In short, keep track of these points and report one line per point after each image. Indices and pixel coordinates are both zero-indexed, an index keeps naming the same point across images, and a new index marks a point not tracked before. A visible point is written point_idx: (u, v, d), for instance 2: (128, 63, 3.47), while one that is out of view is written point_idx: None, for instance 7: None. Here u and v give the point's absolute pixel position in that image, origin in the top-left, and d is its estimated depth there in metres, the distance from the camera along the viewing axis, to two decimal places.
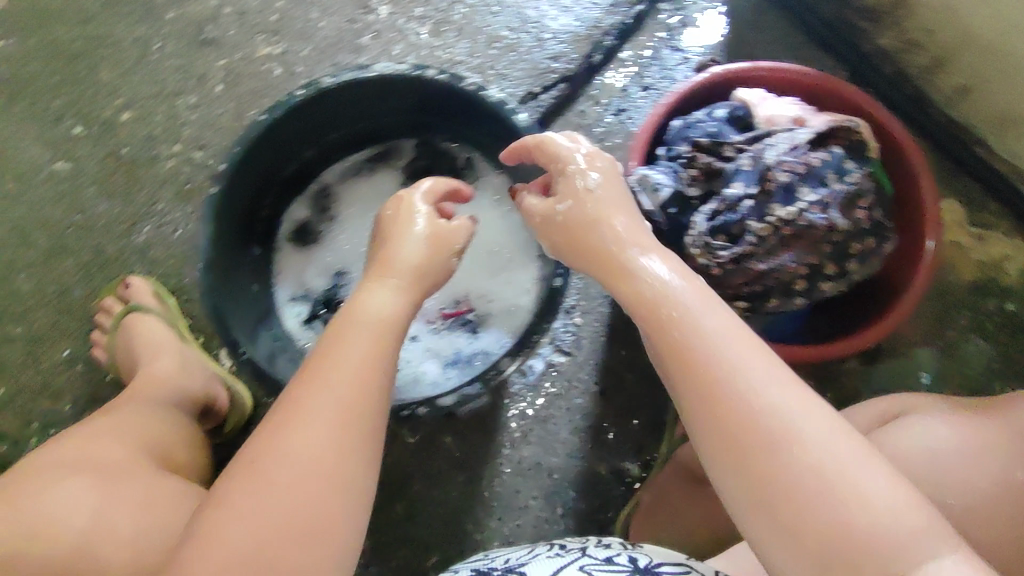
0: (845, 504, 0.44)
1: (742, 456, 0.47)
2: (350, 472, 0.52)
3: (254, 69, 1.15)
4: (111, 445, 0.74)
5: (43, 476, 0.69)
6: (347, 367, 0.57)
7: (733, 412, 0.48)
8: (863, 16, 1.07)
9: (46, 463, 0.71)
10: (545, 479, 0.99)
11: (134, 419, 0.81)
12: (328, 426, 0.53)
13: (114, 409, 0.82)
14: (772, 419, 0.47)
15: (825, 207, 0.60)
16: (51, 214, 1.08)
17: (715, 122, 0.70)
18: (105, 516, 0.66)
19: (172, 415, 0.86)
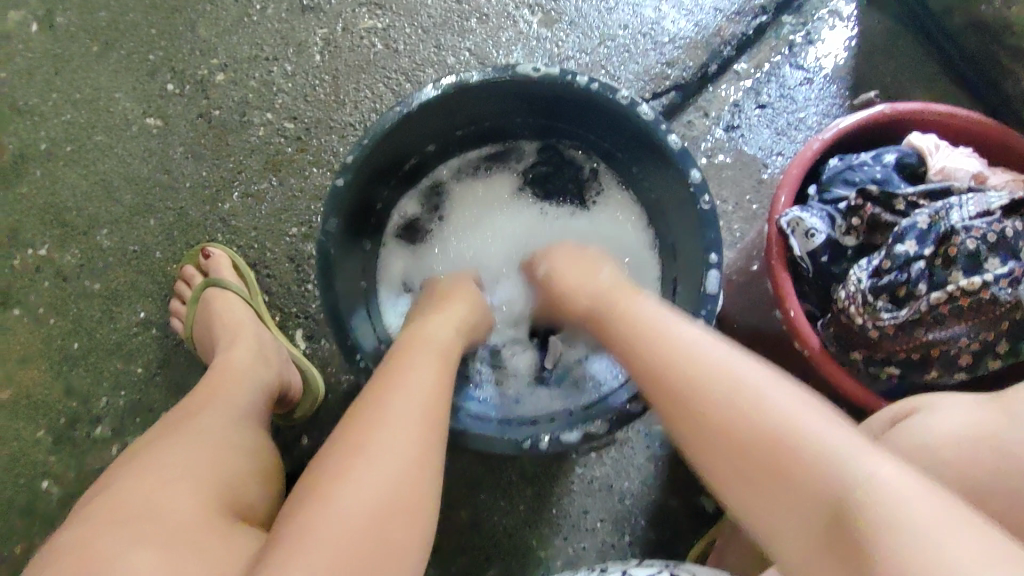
0: (856, 497, 0.40)
1: (755, 483, 0.46)
2: (398, 479, 0.51)
3: (355, 41, 1.10)
4: (176, 489, 0.58)
5: (95, 534, 0.53)
6: (393, 386, 0.57)
7: (730, 440, 0.48)
8: (1012, 54, 0.98)
9: (98, 513, 0.56)
10: (616, 504, 0.95)
11: (201, 445, 0.65)
12: (367, 439, 0.52)
13: (187, 406, 0.73)
14: (762, 431, 0.46)
15: (1015, 281, 0.55)
16: (138, 170, 1.06)
17: (881, 167, 0.64)
18: None
19: (245, 434, 0.71)
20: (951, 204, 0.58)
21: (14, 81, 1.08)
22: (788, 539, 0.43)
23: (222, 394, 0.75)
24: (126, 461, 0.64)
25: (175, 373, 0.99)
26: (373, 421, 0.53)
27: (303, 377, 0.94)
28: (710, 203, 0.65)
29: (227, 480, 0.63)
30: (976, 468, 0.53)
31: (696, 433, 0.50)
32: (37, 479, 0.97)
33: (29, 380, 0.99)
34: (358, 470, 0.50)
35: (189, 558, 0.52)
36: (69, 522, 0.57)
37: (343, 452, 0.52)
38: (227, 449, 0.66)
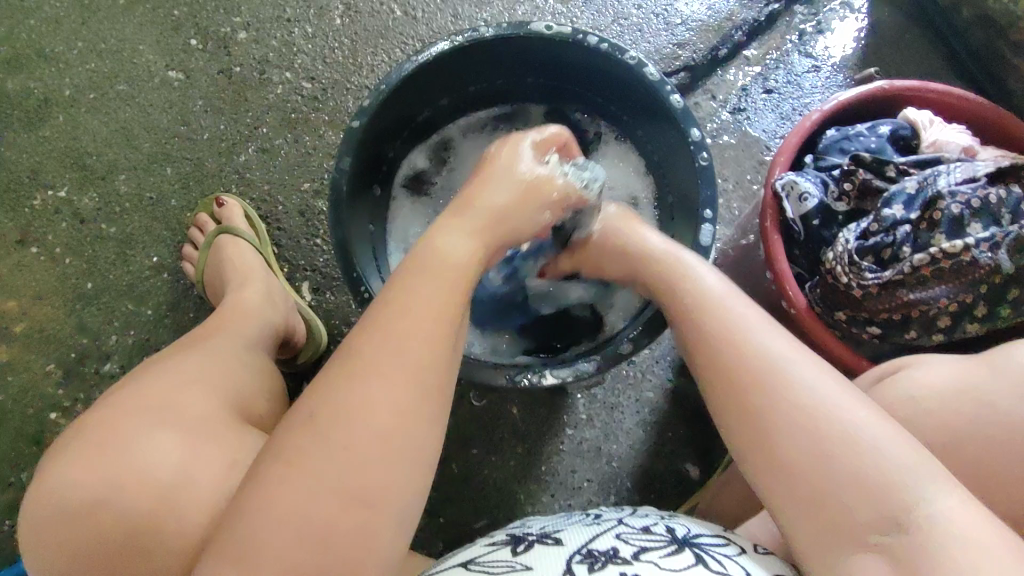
0: (913, 520, 0.46)
1: (801, 482, 0.50)
2: (388, 424, 0.47)
3: (376, 7, 1.12)
4: (192, 390, 0.63)
5: (120, 419, 0.58)
6: (394, 320, 0.51)
7: (791, 441, 0.51)
8: (1016, 50, 1.01)
9: (121, 401, 0.61)
10: (603, 465, 0.98)
11: (215, 360, 0.68)
12: (366, 377, 0.48)
13: (200, 331, 0.76)
14: (831, 438, 0.49)
15: (995, 245, 0.58)
16: (157, 120, 1.09)
17: (876, 138, 0.67)
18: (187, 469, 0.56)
19: (256, 357, 0.75)
20: (939, 172, 0.61)
21: (41, 27, 1.11)
22: (819, 534, 0.49)
23: (233, 323, 0.78)
24: (145, 364, 0.68)
25: (184, 316, 1.02)
26: (375, 355, 0.49)
27: (308, 325, 0.97)
28: (707, 158, 0.68)
29: (239, 391, 0.67)
30: (954, 418, 0.57)
31: (756, 425, 0.53)
32: (45, 410, 1.00)
33: (43, 316, 1.03)
34: (349, 410, 0.47)
35: (209, 445, 0.58)
36: (94, 407, 0.62)
37: (341, 386, 0.48)
38: (240, 366, 0.70)
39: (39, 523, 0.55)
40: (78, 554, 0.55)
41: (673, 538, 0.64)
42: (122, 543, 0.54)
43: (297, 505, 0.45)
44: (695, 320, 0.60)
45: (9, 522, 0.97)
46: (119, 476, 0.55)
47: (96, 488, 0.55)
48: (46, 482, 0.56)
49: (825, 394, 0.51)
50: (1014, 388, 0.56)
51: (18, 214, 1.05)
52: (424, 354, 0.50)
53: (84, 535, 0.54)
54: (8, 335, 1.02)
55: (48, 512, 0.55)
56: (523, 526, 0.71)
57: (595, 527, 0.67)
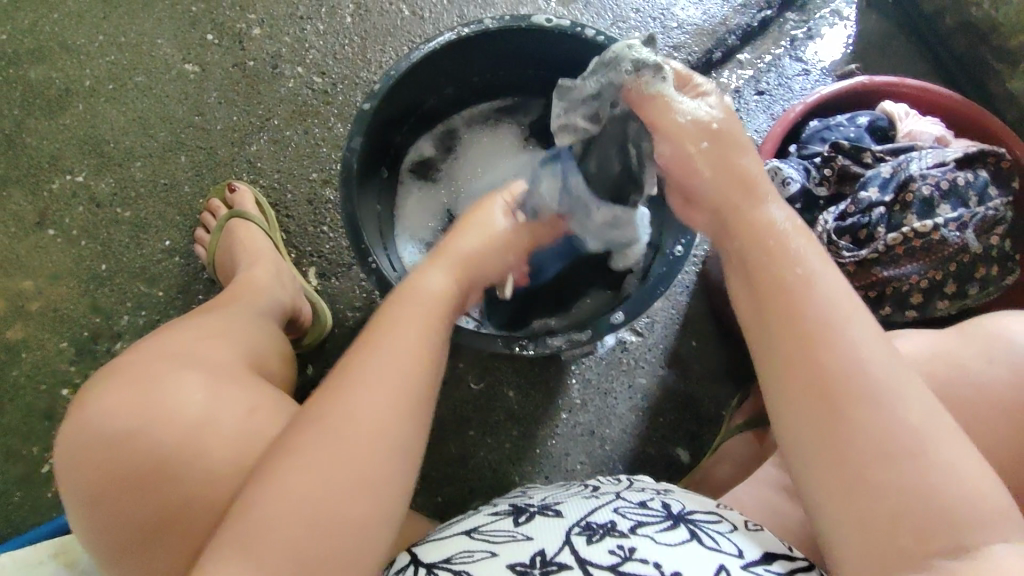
0: (975, 554, 0.44)
1: (869, 495, 0.46)
2: (372, 435, 0.51)
3: (385, 7, 1.17)
4: (217, 347, 0.71)
5: (153, 363, 0.66)
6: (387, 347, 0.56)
7: (870, 451, 0.46)
8: (997, 56, 1.06)
9: (155, 349, 0.68)
10: (597, 448, 1.01)
11: (234, 327, 0.77)
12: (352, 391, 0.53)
13: (219, 304, 0.83)
14: (909, 456, 0.45)
15: (962, 224, 0.63)
16: (172, 111, 1.13)
17: (855, 128, 0.71)
18: (210, 409, 0.63)
19: (270, 328, 0.83)
20: (912, 157, 0.66)
21: (64, 21, 1.16)
22: (875, 545, 0.45)
23: (251, 295, 0.86)
24: (170, 324, 0.76)
25: (194, 298, 1.06)
26: (356, 374, 0.54)
27: (314, 307, 1.01)
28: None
29: (254, 353, 0.76)
30: (933, 377, 0.63)
31: (832, 426, 0.47)
32: (57, 387, 1.03)
33: (58, 295, 1.06)
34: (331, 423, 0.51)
35: (233, 390, 0.66)
36: (125, 355, 0.69)
37: (326, 402, 0.53)
38: (256, 333, 0.79)
39: (78, 452, 0.62)
40: (110, 481, 0.61)
41: (667, 513, 0.63)
42: (152, 471, 0.61)
43: (283, 506, 0.48)
44: (781, 291, 0.53)
45: (18, 494, 1.00)
46: (154, 412, 0.62)
47: (132, 421, 0.62)
48: (88, 415, 0.63)
49: (911, 412, 0.47)
50: (986, 353, 0.63)
51: (36, 198, 1.10)
52: (406, 374, 0.55)
53: (118, 463, 0.61)
54: (24, 314, 1.06)
55: (88, 440, 0.62)
56: (523, 498, 0.70)
57: (594, 499, 0.66)
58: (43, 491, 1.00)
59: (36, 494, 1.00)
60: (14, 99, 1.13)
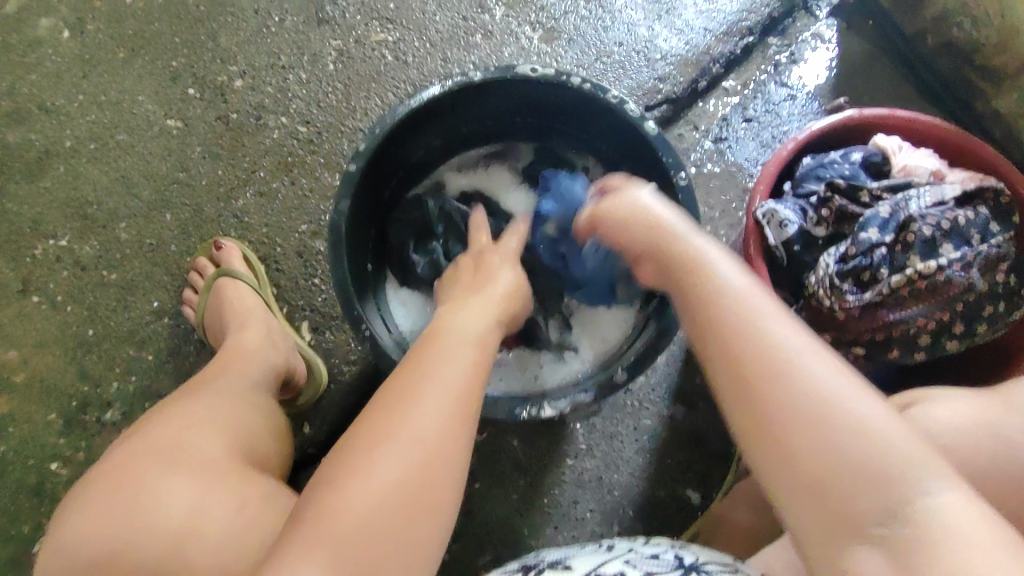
0: (917, 516, 0.43)
1: (797, 463, 0.46)
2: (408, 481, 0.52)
3: (367, 52, 1.16)
4: (203, 433, 0.68)
5: (138, 461, 0.64)
6: (424, 372, 0.58)
7: (781, 415, 0.47)
8: (982, 75, 1.06)
9: (137, 448, 0.66)
10: (605, 494, 0.98)
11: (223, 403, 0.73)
12: (385, 442, 0.53)
13: (203, 377, 0.79)
14: (819, 426, 0.46)
15: (967, 264, 0.62)
16: (155, 168, 1.11)
17: (849, 165, 0.71)
18: (194, 511, 0.60)
19: (261, 397, 0.79)
20: (910, 196, 0.65)
21: (43, 82, 1.15)
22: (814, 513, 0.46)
23: (241, 361, 0.83)
24: (160, 409, 0.73)
25: (184, 361, 1.03)
26: (396, 430, 0.54)
27: (309, 365, 0.98)
28: (686, 178, 0.70)
29: (246, 434, 0.72)
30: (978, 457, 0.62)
31: (748, 389, 0.49)
32: (46, 460, 1.00)
33: (45, 365, 1.03)
34: (387, 450, 0.53)
35: (217, 486, 0.62)
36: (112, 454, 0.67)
37: (373, 443, 0.54)
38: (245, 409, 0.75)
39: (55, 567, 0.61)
40: None
41: (680, 564, 0.60)
42: None
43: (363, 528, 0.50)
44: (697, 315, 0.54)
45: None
46: (129, 522, 0.59)
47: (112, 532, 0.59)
48: (67, 527, 0.61)
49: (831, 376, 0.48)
50: None
51: (19, 264, 1.07)
52: (440, 419, 0.55)
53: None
54: (9, 386, 1.03)
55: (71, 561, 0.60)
56: (534, 556, 0.68)
57: (600, 552, 0.65)
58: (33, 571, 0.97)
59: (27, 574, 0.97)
60: None
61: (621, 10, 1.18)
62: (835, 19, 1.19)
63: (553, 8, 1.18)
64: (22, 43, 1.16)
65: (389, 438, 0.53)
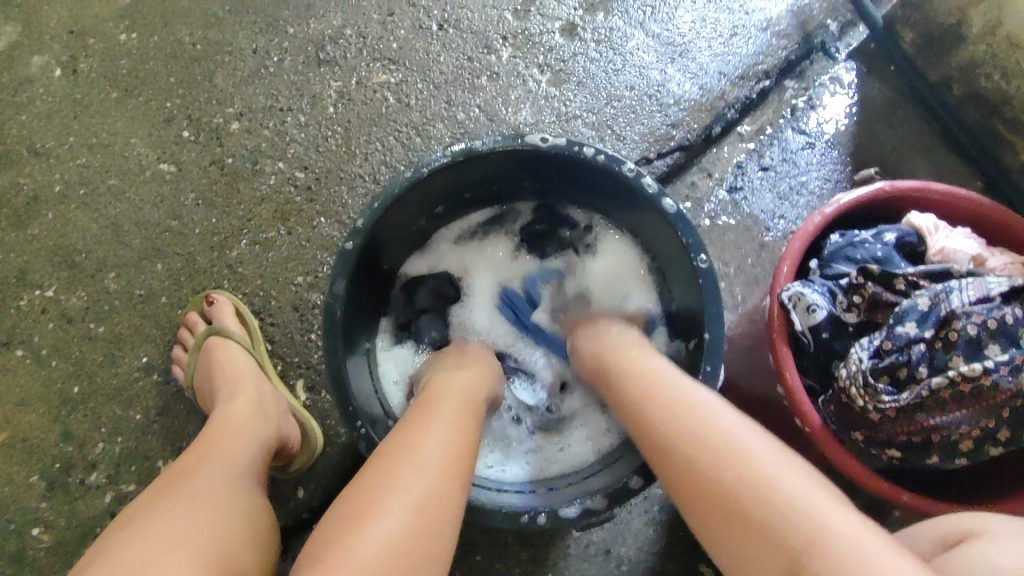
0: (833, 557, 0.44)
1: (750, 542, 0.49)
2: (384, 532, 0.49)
3: (368, 95, 1.12)
4: (178, 561, 0.54)
5: None
6: (410, 429, 0.59)
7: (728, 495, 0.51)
8: (1011, 127, 1.02)
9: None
10: (613, 569, 0.93)
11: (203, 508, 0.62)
12: (367, 502, 0.51)
13: (181, 463, 0.71)
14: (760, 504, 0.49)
15: (1016, 368, 0.55)
16: (147, 214, 1.07)
17: (882, 245, 0.66)
18: None
19: (246, 487, 0.70)
20: (952, 287, 0.59)
21: (33, 123, 1.11)
22: None
23: (227, 447, 0.74)
24: (131, 517, 0.61)
25: (173, 420, 0.99)
26: (374, 479, 0.54)
27: (303, 429, 0.93)
28: (706, 261, 0.66)
29: (225, 549, 0.58)
30: None
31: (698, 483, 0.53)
32: (27, 525, 0.95)
33: (27, 423, 0.99)
34: (359, 503, 0.52)
35: None
36: None
37: (349, 501, 0.53)
38: (224, 515, 0.62)
39: None
40: None
41: None
42: None
43: None
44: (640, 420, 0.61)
45: None
46: None
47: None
48: None
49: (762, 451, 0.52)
50: None
51: (4, 315, 1.03)
52: (432, 472, 0.54)
53: None
54: None
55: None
56: None
57: None
58: None
59: None
60: None
61: (633, 52, 1.14)
62: (855, 63, 1.14)
63: (561, 49, 1.14)
64: (12, 83, 1.12)
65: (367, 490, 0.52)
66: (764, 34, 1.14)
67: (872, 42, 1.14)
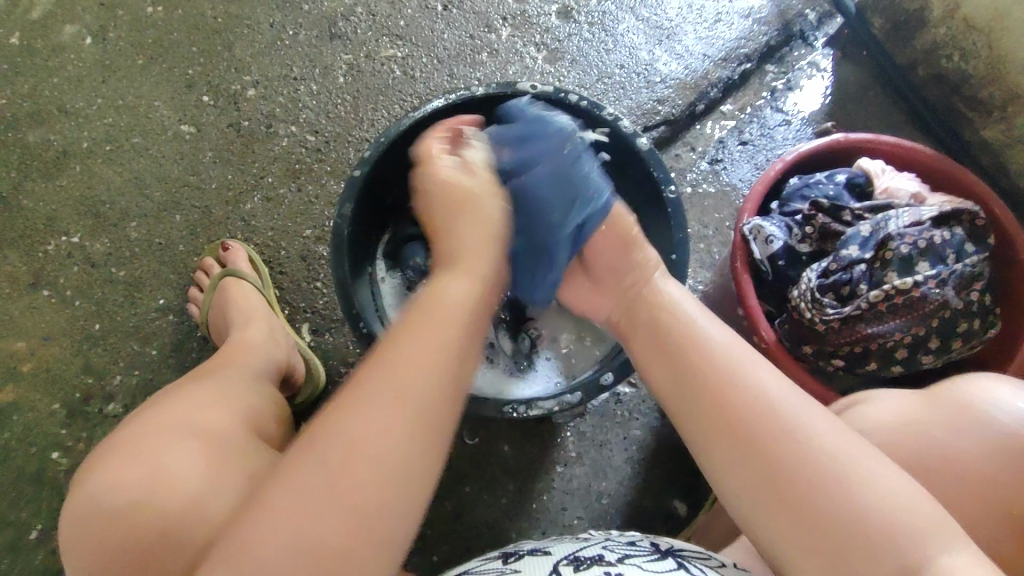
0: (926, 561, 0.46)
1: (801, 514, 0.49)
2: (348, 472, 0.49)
3: (376, 67, 1.21)
4: (219, 414, 0.70)
5: (151, 432, 0.65)
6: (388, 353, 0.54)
7: (787, 466, 0.50)
8: (972, 106, 1.10)
9: (151, 421, 0.66)
10: (593, 502, 1.00)
11: (224, 392, 0.75)
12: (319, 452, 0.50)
13: (208, 369, 0.80)
14: (834, 480, 0.49)
15: (941, 282, 0.66)
16: (167, 170, 1.15)
17: (834, 185, 0.74)
18: (210, 484, 0.61)
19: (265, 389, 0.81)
20: (889, 216, 0.69)
21: (64, 85, 1.19)
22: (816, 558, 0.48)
23: (247, 357, 0.84)
24: (170, 390, 0.75)
25: (186, 357, 1.06)
26: (337, 415, 0.51)
27: (308, 366, 1.01)
28: (674, 192, 0.77)
29: (254, 420, 0.74)
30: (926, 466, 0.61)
31: (753, 453, 0.52)
32: (47, 449, 1.02)
33: (51, 356, 1.06)
34: (313, 450, 0.50)
35: (230, 461, 0.64)
36: (121, 429, 0.67)
37: (304, 445, 0.51)
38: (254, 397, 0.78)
39: (77, 526, 0.60)
40: (116, 552, 0.58)
41: (656, 549, 0.63)
42: (151, 542, 0.58)
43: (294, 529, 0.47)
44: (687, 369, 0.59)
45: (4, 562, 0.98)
46: (150, 487, 0.59)
47: (126, 492, 0.59)
48: (83, 491, 0.61)
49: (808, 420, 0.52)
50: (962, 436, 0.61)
51: (32, 258, 1.10)
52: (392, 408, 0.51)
53: (114, 533, 0.58)
54: (16, 376, 1.06)
55: (80, 514, 0.60)
56: (516, 545, 0.69)
57: (578, 541, 0.66)
58: (28, 559, 0.98)
59: (21, 561, 0.98)
60: (12, 162, 1.15)
61: (623, 35, 1.23)
62: (831, 49, 1.22)
63: (557, 30, 1.22)
64: (45, 48, 1.20)
65: (337, 436, 0.50)
66: (747, 20, 1.23)
67: (846, 30, 1.23)
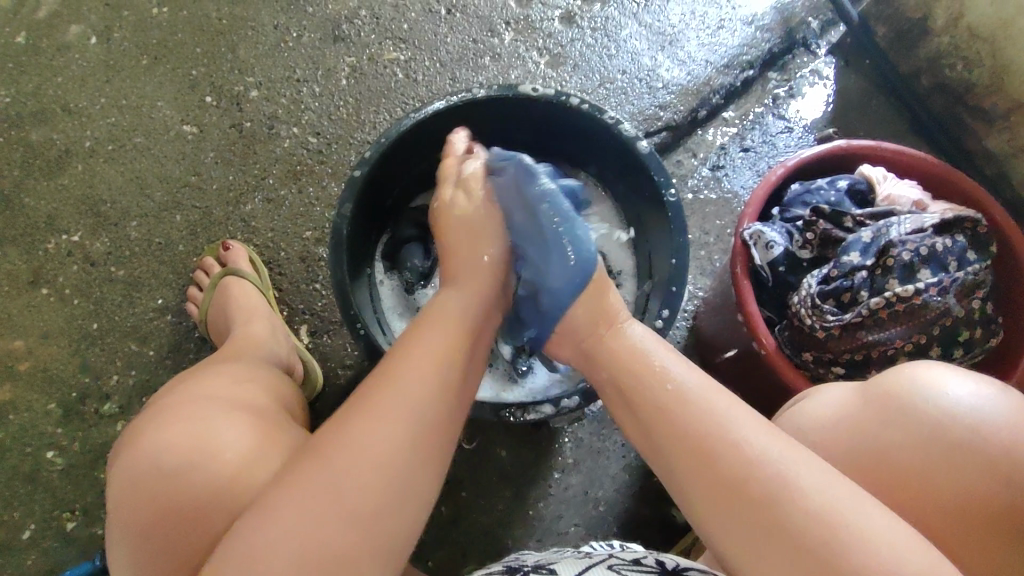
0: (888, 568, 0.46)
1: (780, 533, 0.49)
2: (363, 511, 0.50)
3: (379, 70, 1.21)
4: (255, 391, 0.70)
5: (194, 400, 0.65)
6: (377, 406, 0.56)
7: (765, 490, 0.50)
8: (974, 115, 1.10)
9: (193, 392, 0.67)
10: (590, 510, 0.99)
11: (257, 373, 0.77)
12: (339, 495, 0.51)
13: (216, 360, 0.80)
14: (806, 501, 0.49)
15: (943, 289, 0.65)
16: (168, 170, 1.15)
17: (836, 191, 0.74)
18: (259, 451, 0.60)
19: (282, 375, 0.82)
20: (891, 223, 0.69)
21: (68, 84, 1.19)
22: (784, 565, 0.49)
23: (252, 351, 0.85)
24: (196, 369, 0.74)
25: (184, 358, 1.06)
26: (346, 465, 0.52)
27: (305, 369, 1.00)
28: (675, 196, 0.76)
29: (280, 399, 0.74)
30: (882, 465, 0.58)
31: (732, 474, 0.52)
32: (42, 449, 1.02)
33: (48, 355, 1.06)
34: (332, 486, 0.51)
35: (275, 432, 0.64)
36: (160, 399, 0.67)
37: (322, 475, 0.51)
38: (280, 380, 0.79)
39: (122, 487, 0.59)
40: (160, 514, 0.57)
41: (662, 569, 0.62)
42: (196, 503, 0.57)
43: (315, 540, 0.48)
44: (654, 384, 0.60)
45: None
46: (195, 448, 0.59)
47: (172, 455, 0.59)
48: (135, 451, 0.60)
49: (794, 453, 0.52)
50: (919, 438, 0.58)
51: (31, 257, 1.10)
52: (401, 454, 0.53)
53: (159, 492, 0.57)
54: (13, 374, 1.05)
55: (129, 472, 0.59)
56: (515, 562, 0.68)
57: (581, 559, 0.65)
58: (20, 559, 0.98)
59: (14, 561, 0.98)
60: (14, 161, 1.16)
61: (625, 40, 1.23)
62: (834, 57, 1.22)
63: (559, 35, 1.23)
64: (50, 47, 1.21)
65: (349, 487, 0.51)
66: (750, 27, 1.23)
67: (849, 38, 1.23)
